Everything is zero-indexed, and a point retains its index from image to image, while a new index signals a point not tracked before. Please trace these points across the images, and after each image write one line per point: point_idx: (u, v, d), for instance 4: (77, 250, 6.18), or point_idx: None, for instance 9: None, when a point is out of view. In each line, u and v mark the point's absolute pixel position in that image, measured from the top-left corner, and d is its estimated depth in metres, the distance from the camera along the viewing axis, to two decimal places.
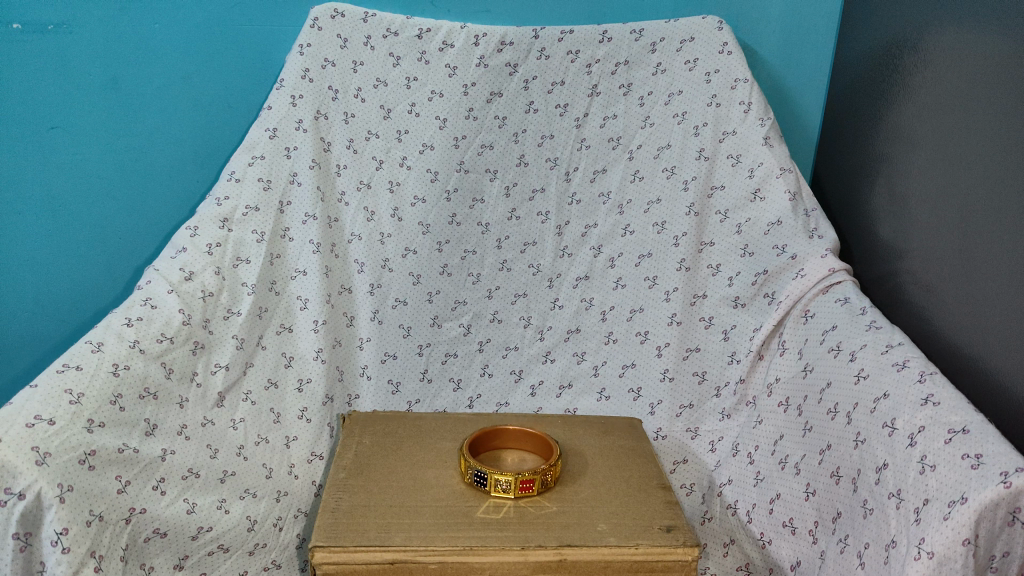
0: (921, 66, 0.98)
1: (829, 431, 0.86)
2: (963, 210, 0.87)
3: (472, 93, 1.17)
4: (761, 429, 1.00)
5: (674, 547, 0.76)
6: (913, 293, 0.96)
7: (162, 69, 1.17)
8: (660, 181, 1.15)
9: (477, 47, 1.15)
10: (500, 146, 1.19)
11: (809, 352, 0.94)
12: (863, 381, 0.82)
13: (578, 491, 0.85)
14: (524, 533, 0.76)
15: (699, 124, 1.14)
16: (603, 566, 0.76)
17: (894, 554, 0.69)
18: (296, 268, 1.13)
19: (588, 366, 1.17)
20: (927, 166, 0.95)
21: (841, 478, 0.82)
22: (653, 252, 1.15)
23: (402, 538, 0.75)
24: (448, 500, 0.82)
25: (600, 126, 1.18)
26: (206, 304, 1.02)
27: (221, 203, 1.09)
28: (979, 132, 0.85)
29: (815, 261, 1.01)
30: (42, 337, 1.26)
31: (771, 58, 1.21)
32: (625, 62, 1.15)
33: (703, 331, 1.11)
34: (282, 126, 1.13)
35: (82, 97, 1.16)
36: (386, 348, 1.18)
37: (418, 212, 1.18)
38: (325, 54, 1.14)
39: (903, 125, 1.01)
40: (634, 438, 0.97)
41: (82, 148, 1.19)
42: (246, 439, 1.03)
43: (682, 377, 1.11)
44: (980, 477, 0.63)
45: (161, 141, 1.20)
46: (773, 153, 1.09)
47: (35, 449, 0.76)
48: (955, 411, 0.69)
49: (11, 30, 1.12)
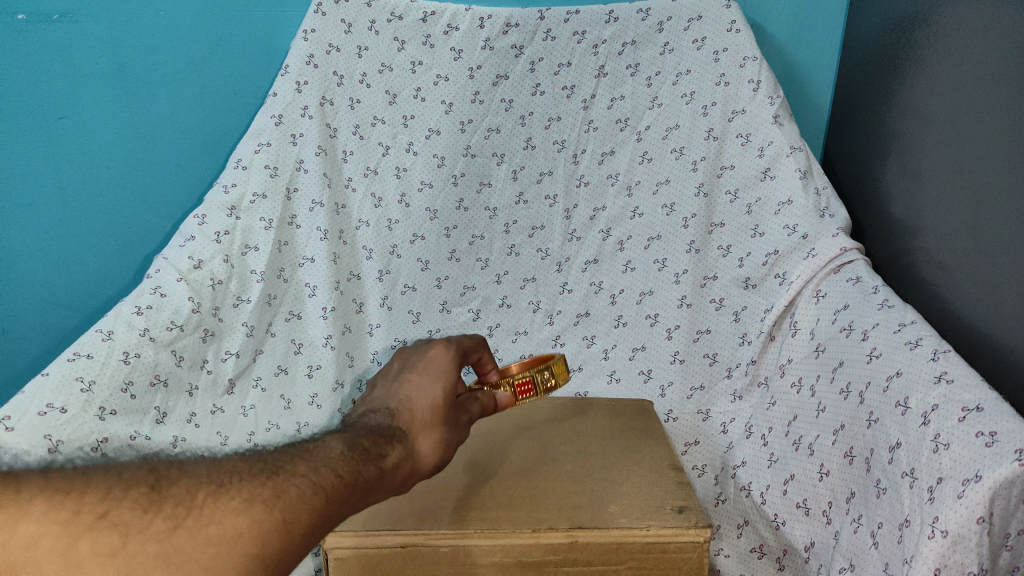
0: (932, 41, 0.96)
1: (843, 411, 0.85)
2: (975, 187, 0.86)
3: (478, 76, 1.18)
4: (774, 411, 0.98)
5: (686, 527, 0.75)
6: (927, 272, 0.95)
7: (168, 59, 1.17)
8: (669, 162, 1.14)
9: (483, 29, 1.16)
10: (507, 129, 1.19)
11: (821, 332, 0.93)
12: (876, 360, 0.81)
13: (589, 473, 0.84)
14: (536, 516, 0.76)
15: (708, 104, 1.12)
16: (615, 548, 0.75)
17: (907, 533, 0.68)
18: (304, 255, 1.13)
19: (598, 350, 1.16)
20: (939, 143, 0.94)
21: (855, 458, 0.81)
22: (662, 234, 1.14)
23: (414, 522, 0.75)
24: (460, 482, 0.82)
25: (608, 107, 1.17)
26: (215, 291, 1.04)
27: (229, 190, 1.08)
28: (992, 107, 0.84)
29: (826, 241, 0.98)
30: (54, 327, 1.26)
31: (779, 36, 1.21)
32: (632, 42, 1.15)
33: (714, 313, 1.10)
34: (288, 113, 1.12)
35: (89, 88, 1.16)
36: (396, 334, 1.18)
37: (425, 197, 1.19)
38: (329, 39, 1.14)
39: (915, 101, 1.00)
40: (644, 419, 0.97)
41: (91, 137, 1.19)
42: (256, 425, 1.07)
43: (693, 359, 1.10)
44: (995, 455, 0.62)
45: (169, 131, 1.21)
46: (783, 131, 1.06)
47: (47, 437, 0.86)
48: (968, 389, 0.69)
49: (15, 21, 1.11)
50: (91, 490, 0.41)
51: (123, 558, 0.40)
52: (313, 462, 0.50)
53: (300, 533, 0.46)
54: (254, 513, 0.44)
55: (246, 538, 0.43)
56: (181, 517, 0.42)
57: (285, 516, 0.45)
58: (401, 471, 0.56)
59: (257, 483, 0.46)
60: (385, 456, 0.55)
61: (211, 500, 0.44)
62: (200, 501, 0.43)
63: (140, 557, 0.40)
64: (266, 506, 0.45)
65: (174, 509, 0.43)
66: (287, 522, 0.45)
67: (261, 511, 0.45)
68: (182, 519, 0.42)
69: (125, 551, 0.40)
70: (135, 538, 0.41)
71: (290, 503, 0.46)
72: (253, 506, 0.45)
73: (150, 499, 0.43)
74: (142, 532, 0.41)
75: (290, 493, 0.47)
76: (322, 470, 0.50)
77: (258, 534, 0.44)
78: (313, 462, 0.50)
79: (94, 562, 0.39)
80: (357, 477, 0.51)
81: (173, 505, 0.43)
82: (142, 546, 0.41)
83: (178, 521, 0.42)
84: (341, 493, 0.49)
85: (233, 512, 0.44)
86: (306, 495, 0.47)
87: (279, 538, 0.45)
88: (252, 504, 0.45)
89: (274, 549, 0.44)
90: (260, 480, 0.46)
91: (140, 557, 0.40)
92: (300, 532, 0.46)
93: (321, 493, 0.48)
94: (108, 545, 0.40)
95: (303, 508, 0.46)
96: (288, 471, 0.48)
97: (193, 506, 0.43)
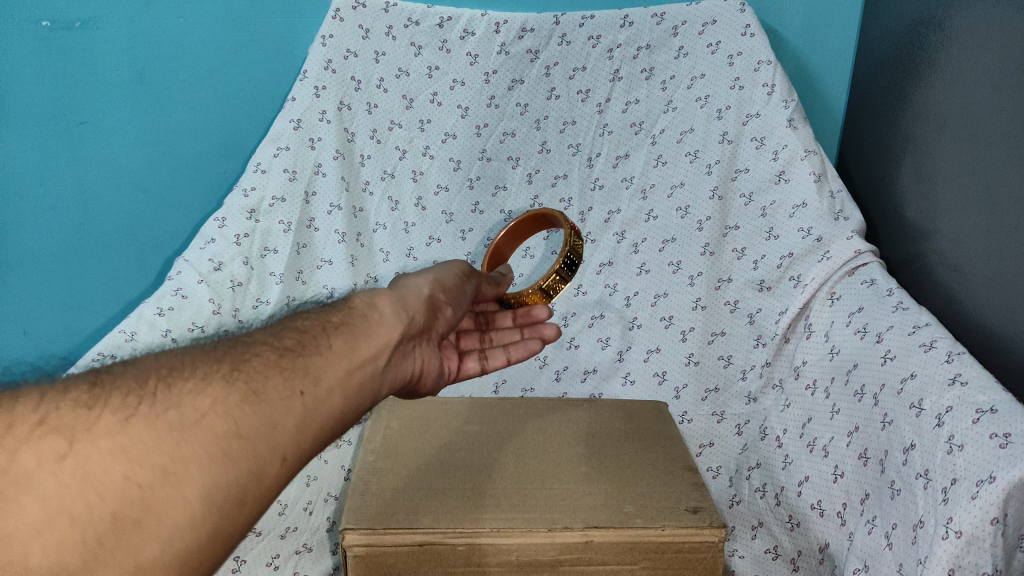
0: (946, 46, 0.97)
1: (857, 413, 0.85)
2: (990, 190, 0.86)
3: (494, 80, 1.19)
4: (789, 413, 0.98)
5: (701, 527, 0.76)
6: (942, 274, 0.95)
7: (185, 64, 1.19)
8: (683, 165, 1.15)
9: (498, 35, 1.18)
10: (522, 133, 1.21)
11: (835, 334, 0.92)
12: (890, 362, 0.81)
13: (603, 473, 0.85)
14: (552, 515, 0.77)
15: (722, 107, 1.12)
16: (630, 548, 0.76)
17: (921, 534, 0.68)
18: (322, 257, 1.15)
19: (612, 352, 1.17)
20: (954, 146, 0.94)
21: (870, 459, 0.81)
22: (677, 236, 1.14)
23: (430, 520, 0.76)
24: (475, 482, 0.83)
25: (622, 111, 1.19)
26: (234, 293, 1.07)
27: (248, 194, 1.10)
28: (1005, 110, 0.84)
29: (840, 244, 0.98)
30: (76, 328, 1.29)
31: (793, 40, 1.21)
32: (647, 46, 1.16)
33: (728, 315, 1.10)
34: (306, 117, 1.14)
35: (110, 92, 1.18)
36: None
37: (441, 201, 1.21)
38: (347, 44, 1.15)
39: (928, 106, 1.00)
40: (660, 421, 0.97)
41: (112, 142, 1.21)
42: None
43: (708, 361, 1.10)
44: (1009, 456, 0.62)
45: (188, 135, 1.23)
46: (798, 134, 1.06)
47: None
48: (983, 391, 0.69)
49: (41, 28, 1.13)
50: (26, 402, 0.39)
51: (75, 458, 0.38)
52: (278, 335, 0.52)
53: (277, 396, 0.46)
54: (214, 393, 0.44)
55: (211, 417, 0.42)
56: (132, 407, 0.41)
57: (247, 385, 0.45)
58: (386, 311, 0.59)
59: (212, 365, 0.46)
60: (359, 300, 0.59)
61: (163, 387, 0.43)
62: (151, 391, 0.43)
63: (94, 454, 0.38)
64: (226, 381, 0.45)
65: (124, 400, 0.41)
66: (254, 391, 0.45)
67: (222, 389, 0.44)
68: (134, 409, 0.41)
69: (74, 453, 0.38)
70: (84, 438, 0.39)
71: (250, 373, 0.47)
72: (211, 384, 0.44)
73: (94, 396, 0.41)
74: (93, 429, 0.39)
75: (251, 368, 0.47)
76: (282, 337, 0.51)
77: (222, 405, 0.43)
78: (269, 338, 0.51)
79: (46, 470, 0.37)
80: (327, 327, 0.54)
81: (122, 397, 0.42)
82: (96, 441, 0.39)
83: (128, 412, 0.41)
84: (307, 352, 0.50)
85: (190, 395, 0.43)
86: (267, 364, 0.48)
87: (260, 415, 0.44)
88: (209, 383, 0.44)
89: (253, 418, 0.44)
90: (213, 361, 0.46)
91: (93, 453, 0.38)
92: (277, 397, 0.46)
93: (285, 355, 0.49)
94: (54, 452, 0.38)
95: (265, 376, 0.47)
96: (242, 351, 0.49)
97: (145, 395, 0.42)
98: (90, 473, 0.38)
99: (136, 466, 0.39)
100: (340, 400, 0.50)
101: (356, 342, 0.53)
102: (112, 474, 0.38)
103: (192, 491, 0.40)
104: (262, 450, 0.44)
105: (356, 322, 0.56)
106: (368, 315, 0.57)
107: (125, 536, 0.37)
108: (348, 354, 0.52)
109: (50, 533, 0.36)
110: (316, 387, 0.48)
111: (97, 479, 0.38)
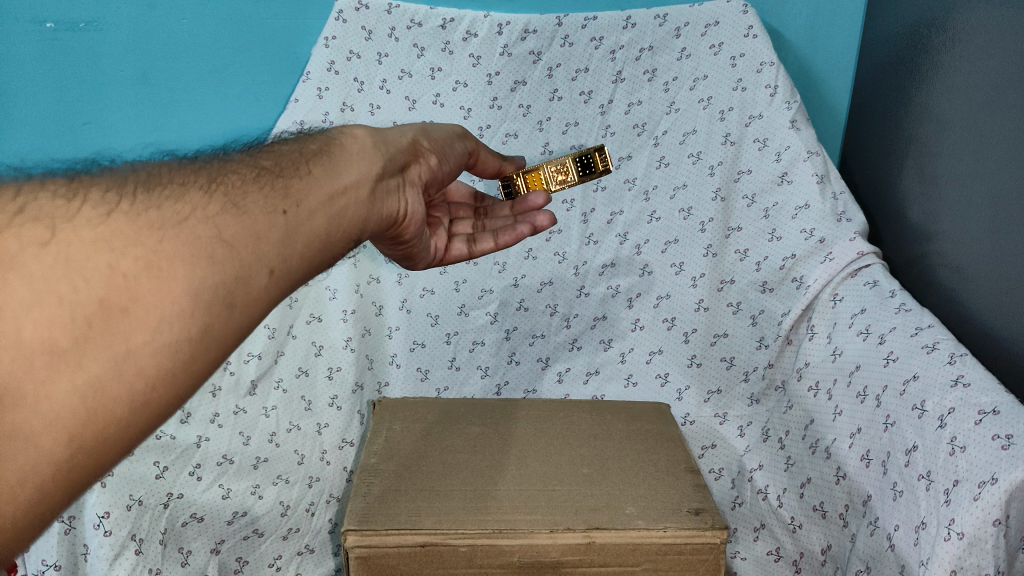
0: (949, 47, 0.97)
1: (859, 414, 0.85)
2: (992, 191, 0.86)
3: (496, 82, 1.19)
4: (790, 415, 0.98)
5: (703, 529, 0.76)
6: (944, 275, 0.95)
7: (188, 65, 1.19)
8: (686, 167, 1.15)
9: (501, 36, 1.18)
10: (525, 134, 1.20)
11: (838, 336, 0.92)
12: (892, 363, 0.81)
13: (605, 475, 0.85)
14: (554, 517, 0.77)
15: (725, 109, 1.12)
16: (632, 549, 0.76)
17: (923, 535, 0.68)
18: None
19: (615, 354, 1.17)
20: (956, 147, 0.94)
21: (872, 461, 0.81)
22: (679, 238, 1.14)
23: (433, 522, 0.76)
24: (477, 483, 0.83)
25: (624, 113, 1.18)
26: None
27: None
28: (1008, 111, 0.84)
29: (843, 245, 0.98)
30: None
31: (796, 41, 1.21)
32: (650, 47, 1.16)
33: (730, 317, 1.10)
34: (309, 118, 1.17)
35: (113, 92, 1.18)
36: (415, 337, 1.21)
37: None
38: (349, 46, 1.17)
39: (931, 107, 1.00)
40: (663, 423, 0.97)
41: (116, 142, 1.22)
42: (278, 426, 1.10)
43: (710, 363, 1.11)
44: (1011, 457, 0.62)
45: (191, 136, 1.24)
46: (800, 136, 1.07)
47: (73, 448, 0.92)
48: (986, 392, 0.69)
49: (44, 29, 1.13)
50: None
51: (59, 245, 0.37)
52: (255, 158, 0.52)
53: (258, 211, 0.46)
54: (193, 200, 0.44)
55: (193, 221, 0.42)
56: (113, 204, 0.41)
57: (226, 197, 0.45)
58: (362, 143, 0.59)
59: (188, 177, 0.46)
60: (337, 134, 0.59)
61: (142, 191, 0.43)
62: (130, 191, 0.42)
63: (77, 243, 0.38)
64: (204, 192, 0.45)
65: (103, 196, 0.41)
66: (233, 203, 0.45)
67: (202, 200, 0.44)
68: (113, 206, 0.41)
69: (57, 241, 0.37)
70: (66, 226, 0.38)
71: (229, 188, 0.47)
72: (189, 193, 0.44)
73: (72, 190, 0.41)
74: (75, 219, 0.39)
75: (230, 183, 0.47)
76: (259, 160, 0.51)
77: (204, 212, 0.43)
78: None
79: (30, 254, 0.36)
80: (306, 155, 0.54)
81: (101, 194, 0.41)
82: (80, 229, 0.38)
83: (109, 208, 0.41)
84: (286, 174, 0.51)
85: (170, 201, 0.43)
86: (245, 180, 0.48)
87: None
88: (187, 190, 0.44)
89: (233, 227, 0.44)
90: (191, 173, 0.47)
91: (76, 242, 0.38)
92: (259, 212, 0.46)
93: (264, 175, 0.49)
94: (36, 237, 0.37)
95: (244, 191, 0.47)
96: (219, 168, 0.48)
97: (124, 195, 0.42)
98: (75, 259, 0.37)
99: (121, 257, 0.38)
100: (324, 220, 0.50)
101: (336, 170, 0.54)
102: (98, 262, 0.38)
103: (180, 288, 0.40)
104: (247, 260, 0.44)
105: (335, 152, 0.56)
106: (346, 147, 0.58)
107: (114, 323, 0.37)
108: (326, 179, 0.53)
109: (40, 309, 0.35)
110: (298, 208, 0.49)
111: (81, 265, 0.37)
